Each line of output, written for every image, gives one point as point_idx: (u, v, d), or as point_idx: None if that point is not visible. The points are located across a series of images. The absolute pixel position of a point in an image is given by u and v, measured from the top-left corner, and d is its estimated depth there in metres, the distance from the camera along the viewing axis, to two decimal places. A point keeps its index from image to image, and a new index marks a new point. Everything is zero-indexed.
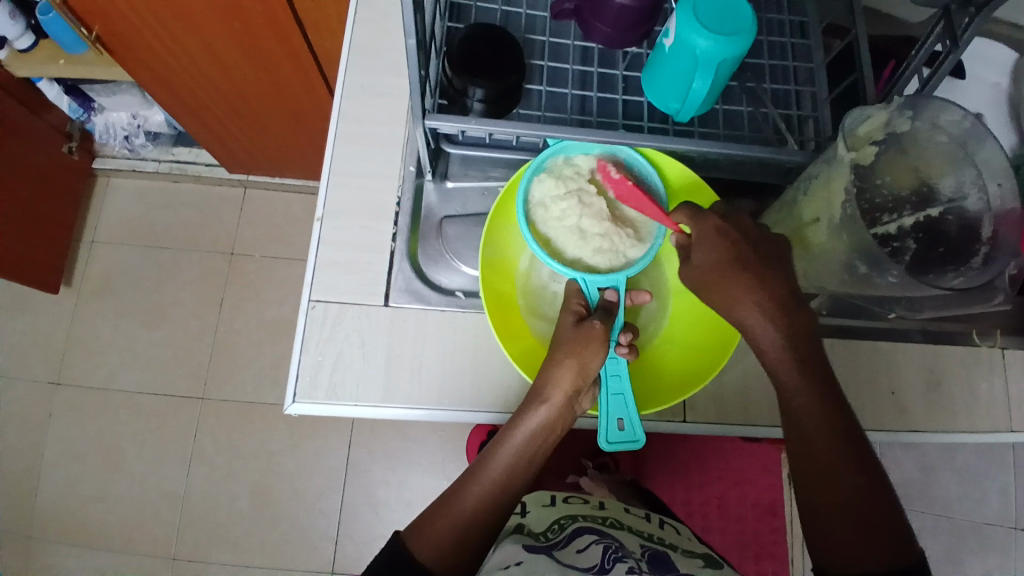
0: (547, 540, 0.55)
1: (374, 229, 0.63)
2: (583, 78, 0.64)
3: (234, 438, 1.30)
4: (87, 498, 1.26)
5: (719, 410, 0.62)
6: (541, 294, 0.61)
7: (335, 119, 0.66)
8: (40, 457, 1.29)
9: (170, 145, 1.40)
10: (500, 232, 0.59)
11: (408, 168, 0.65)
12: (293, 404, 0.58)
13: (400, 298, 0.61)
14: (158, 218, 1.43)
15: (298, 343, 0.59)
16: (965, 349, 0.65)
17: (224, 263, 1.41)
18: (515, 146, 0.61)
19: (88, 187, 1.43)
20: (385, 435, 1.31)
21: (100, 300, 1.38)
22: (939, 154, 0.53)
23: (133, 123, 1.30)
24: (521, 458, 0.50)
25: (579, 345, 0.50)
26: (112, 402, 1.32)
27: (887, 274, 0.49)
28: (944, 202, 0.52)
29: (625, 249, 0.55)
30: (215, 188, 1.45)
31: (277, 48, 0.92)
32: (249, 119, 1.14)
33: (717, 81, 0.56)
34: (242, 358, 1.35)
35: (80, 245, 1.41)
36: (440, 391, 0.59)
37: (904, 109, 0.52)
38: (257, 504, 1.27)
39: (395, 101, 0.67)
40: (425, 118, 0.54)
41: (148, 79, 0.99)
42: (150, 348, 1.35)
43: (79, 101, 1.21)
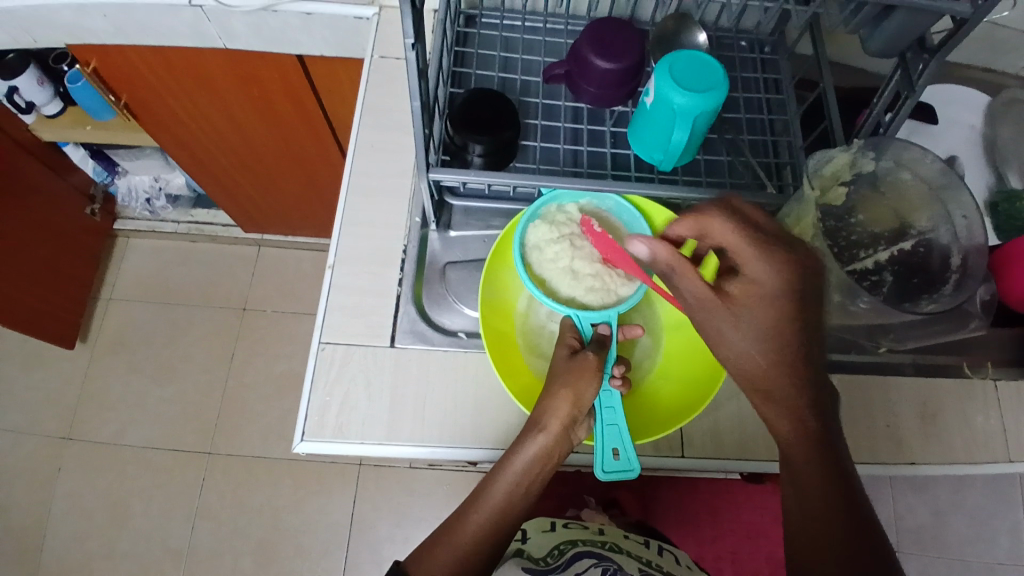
0: (547, 565, 0.57)
1: (381, 275, 0.67)
2: (575, 135, 0.70)
3: (240, 493, 1.30)
4: (90, 557, 1.25)
5: (716, 444, 0.63)
6: (539, 333, 0.64)
7: (347, 176, 0.72)
8: (44, 514, 1.28)
9: (189, 207, 1.48)
10: (499, 275, 0.63)
11: (413, 219, 0.70)
12: (301, 442, 0.60)
13: (405, 339, 0.64)
14: (175, 276, 1.49)
15: (307, 382, 0.62)
16: (957, 381, 0.67)
17: (237, 318, 1.45)
18: (511, 197, 0.68)
19: (108, 248, 1.50)
20: (391, 489, 1.31)
21: (114, 356, 1.41)
22: (910, 193, 0.57)
23: (155, 186, 1.41)
24: (519, 487, 0.52)
25: (574, 376, 0.53)
26: (120, 457, 1.33)
27: (858, 300, 0.52)
28: (915, 236, 0.57)
29: (617, 287, 0.59)
30: (231, 247, 1.52)
31: (293, 115, 1.00)
32: (265, 180, 1.21)
33: (695, 133, 0.61)
34: (251, 411, 1.37)
35: (97, 302, 1.46)
36: (443, 429, 0.61)
37: (866, 149, 0.56)
38: (261, 563, 1.25)
39: (402, 158, 0.73)
40: (429, 171, 0.59)
41: (171, 143, 1.07)
42: (160, 403, 1.38)
43: (103, 165, 1.32)
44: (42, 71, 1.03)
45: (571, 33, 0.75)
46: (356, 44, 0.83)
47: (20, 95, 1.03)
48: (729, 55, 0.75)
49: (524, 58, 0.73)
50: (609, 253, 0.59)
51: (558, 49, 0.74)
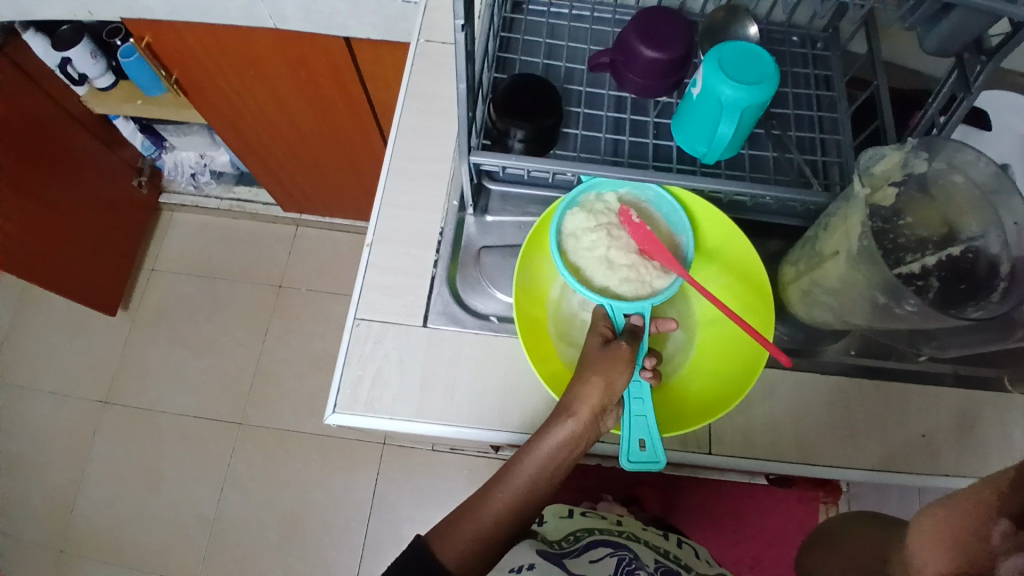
0: (562, 549, 0.57)
1: (417, 257, 0.68)
2: (617, 124, 0.69)
3: (267, 465, 1.34)
4: (124, 515, 1.31)
5: (744, 443, 0.62)
6: (571, 321, 0.64)
7: (388, 158, 0.73)
8: (84, 472, 1.35)
9: (232, 184, 1.53)
10: (534, 260, 0.64)
11: (451, 202, 0.71)
12: (333, 414, 0.61)
13: (438, 320, 0.65)
14: (215, 251, 1.53)
15: (341, 357, 0.63)
16: (998, 394, 0.65)
17: (272, 295, 1.49)
18: (550, 183, 0.68)
19: (154, 221, 1.55)
20: (413, 470, 1.33)
21: (155, 325, 1.47)
22: (961, 197, 0.55)
23: (200, 162, 1.44)
24: (544, 471, 0.52)
25: (605, 365, 0.53)
26: (156, 423, 1.38)
27: (904, 304, 0.50)
28: (965, 241, 0.54)
29: (652, 279, 0.58)
30: (270, 225, 1.55)
31: (337, 98, 1.02)
32: (305, 162, 1.23)
33: (742, 127, 0.60)
34: (281, 386, 1.41)
35: (141, 273, 1.51)
36: (472, 410, 0.62)
37: (919, 150, 0.55)
38: (284, 533, 1.29)
39: (443, 142, 0.74)
40: (470, 154, 0.59)
41: (218, 121, 1.10)
42: (196, 373, 1.42)
43: (152, 140, 1.36)
44: (96, 44, 1.06)
45: (617, 23, 0.74)
46: (402, 28, 0.84)
47: (72, 66, 1.06)
48: (779, 49, 0.73)
49: (570, 46, 0.72)
50: (645, 244, 0.59)
51: (603, 38, 0.73)
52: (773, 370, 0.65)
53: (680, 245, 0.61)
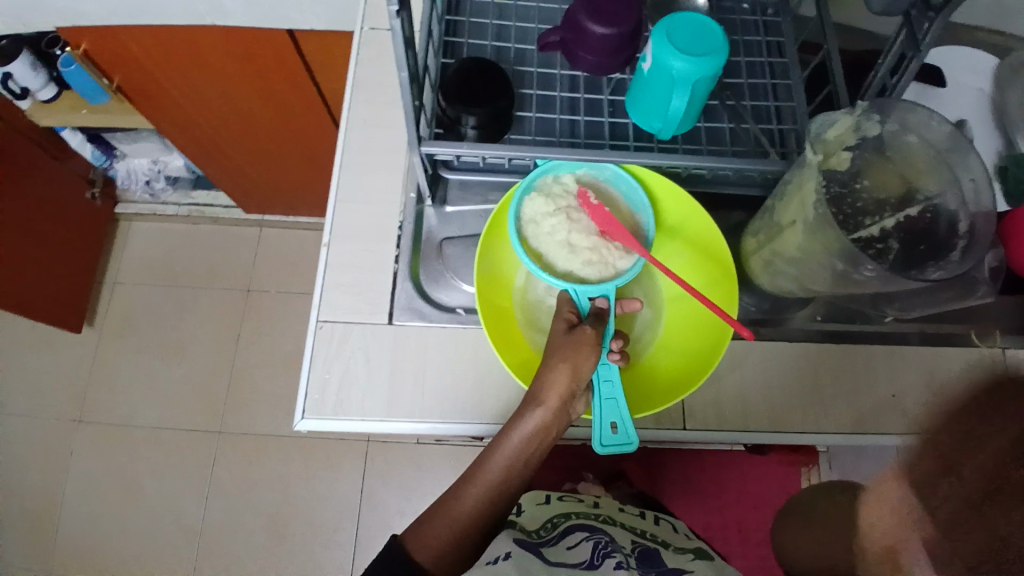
0: (539, 538, 0.56)
1: (378, 252, 0.67)
2: (572, 104, 0.68)
3: (250, 471, 1.32)
4: (106, 534, 1.28)
5: (717, 416, 0.63)
6: (538, 308, 0.63)
7: (341, 152, 0.71)
8: (60, 494, 1.31)
9: (189, 189, 1.47)
10: (495, 249, 0.62)
11: (409, 194, 0.69)
12: (302, 420, 0.60)
13: (403, 316, 0.64)
14: (178, 259, 1.49)
15: (306, 360, 0.62)
16: (964, 350, 0.66)
17: (241, 300, 1.46)
18: (508, 169, 0.66)
19: (111, 232, 1.49)
20: (399, 464, 1.32)
21: (122, 338, 1.42)
22: (918, 156, 0.56)
23: (154, 168, 1.39)
24: (517, 461, 0.52)
25: (571, 350, 0.52)
26: (131, 438, 1.35)
27: (862, 269, 0.50)
28: (923, 201, 0.55)
29: (614, 260, 0.58)
30: (233, 228, 1.51)
31: (289, 93, 0.99)
32: (263, 160, 1.20)
33: (695, 99, 0.59)
34: (259, 391, 1.38)
35: (102, 286, 1.46)
36: (443, 405, 0.61)
37: (871, 113, 0.55)
38: (274, 537, 1.28)
39: (397, 133, 0.72)
40: (421, 145, 0.57)
41: (166, 125, 1.06)
42: (169, 384, 1.39)
43: (101, 149, 1.31)
44: (35, 55, 1.02)
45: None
46: (347, 16, 0.81)
47: (14, 80, 1.02)
48: (731, 18, 0.73)
49: (519, 26, 0.71)
50: (604, 225, 0.58)
51: (553, 16, 0.72)
52: (741, 341, 0.65)
53: (640, 224, 0.61)
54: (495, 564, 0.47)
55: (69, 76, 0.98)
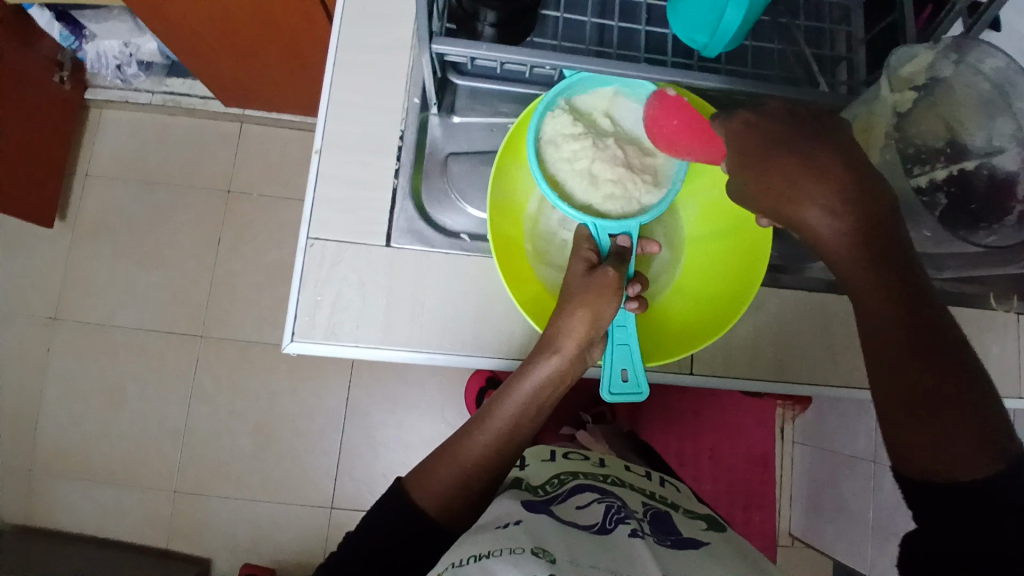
0: (546, 495, 0.48)
1: (377, 165, 0.60)
2: (603, 6, 0.59)
3: (235, 377, 1.31)
4: (89, 432, 1.28)
5: (725, 361, 0.60)
6: (549, 241, 0.59)
7: (334, 44, 0.62)
8: (39, 392, 1.29)
9: (164, 76, 1.33)
10: (509, 171, 0.56)
11: (412, 100, 0.61)
12: (291, 343, 0.56)
13: (401, 239, 0.58)
14: (152, 153, 1.38)
15: (295, 281, 0.57)
16: (981, 311, 0.63)
17: (222, 201, 1.37)
18: (527, 79, 0.59)
19: (81, 118, 1.37)
20: (385, 379, 1.32)
21: (96, 235, 1.35)
22: (977, 105, 0.49)
23: (125, 51, 1.23)
24: (529, 407, 0.51)
25: (591, 294, 0.50)
26: (111, 339, 1.31)
27: (920, 225, 0.51)
28: (979, 156, 0.48)
29: (640, 195, 0.53)
30: (211, 122, 1.40)
31: None
32: (246, 49, 1.06)
33: (752, 11, 0.51)
34: (241, 297, 1.34)
35: (73, 178, 1.36)
36: (442, 335, 0.57)
37: (949, 51, 0.49)
38: (259, 442, 1.28)
39: (400, 26, 0.63)
40: (432, 42, 0.49)
41: (138, 4, 0.91)
42: (148, 286, 1.34)
43: (70, 29, 1.17)
44: None
45: None
46: None
47: None
48: None
49: None
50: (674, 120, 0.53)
51: None
52: (762, 286, 0.62)
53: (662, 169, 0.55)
54: (504, 530, 0.40)
55: None
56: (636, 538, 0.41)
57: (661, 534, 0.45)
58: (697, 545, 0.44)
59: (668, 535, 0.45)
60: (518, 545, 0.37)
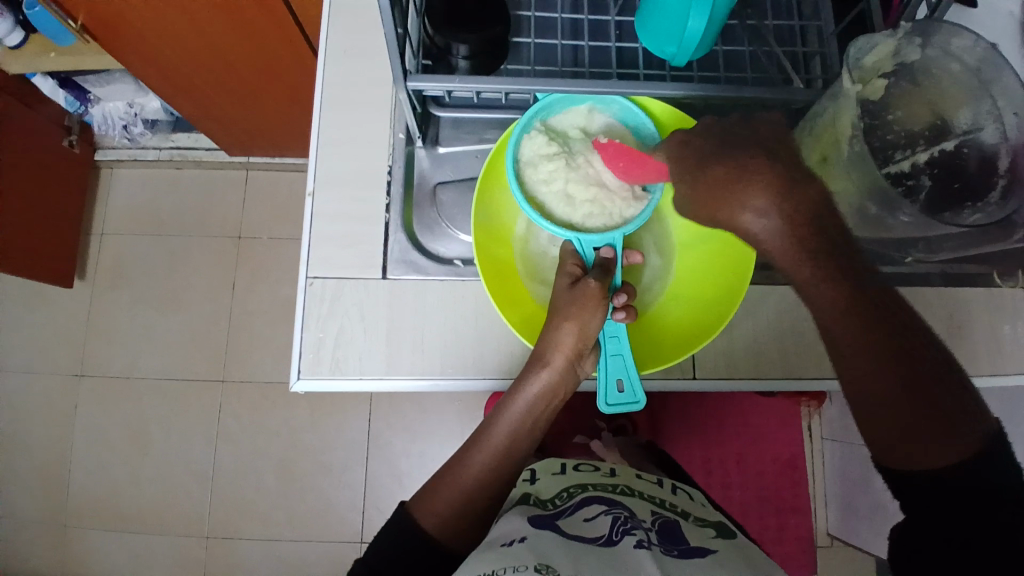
0: (555, 508, 0.48)
1: (369, 200, 0.62)
2: (574, 27, 0.61)
3: (258, 418, 1.33)
4: (119, 483, 1.30)
5: (729, 365, 0.60)
6: (540, 259, 0.60)
7: (320, 87, 0.64)
8: (69, 447, 1.32)
9: (169, 132, 1.38)
10: (493, 195, 0.57)
11: (397, 134, 0.64)
12: (298, 380, 0.57)
13: (397, 270, 0.60)
14: (164, 206, 1.43)
15: (298, 319, 0.59)
16: (985, 290, 0.63)
17: (233, 247, 1.41)
18: (506, 105, 0.61)
19: (93, 179, 1.43)
20: (404, 408, 1.33)
21: (115, 290, 1.39)
22: (952, 85, 0.50)
23: (130, 111, 1.30)
24: (525, 423, 0.52)
25: (576, 307, 0.50)
26: (135, 390, 1.35)
27: (898, 214, 0.48)
28: (959, 136, 0.49)
29: (619, 209, 0.54)
30: (218, 171, 1.44)
31: (270, 32, 0.90)
32: (242, 96, 1.10)
33: (715, 18, 0.52)
34: (259, 339, 1.37)
35: (90, 237, 1.41)
36: (443, 361, 0.58)
37: (913, 36, 0.49)
38: (285, 480, 1.30)
39: (382, 65, 0.65)
40: (408, 80, 0.51)
41: (135, 62, 0.95)
42: (167, 335, 1.37)
43: (74, 94, 1.24)
44: None
45: None
46: None
47: None
48: None
49: None
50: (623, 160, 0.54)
51: None
52: (757, 285, 0.62)
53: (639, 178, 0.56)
54: (508, 548, 0.41)
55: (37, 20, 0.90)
56: (641, 548, 0.41)
57: (668, 543, 0.45)
58: (705, 554, 0.44)
59: (675, 544, 0.45)
60: (522, 563, 0.37)
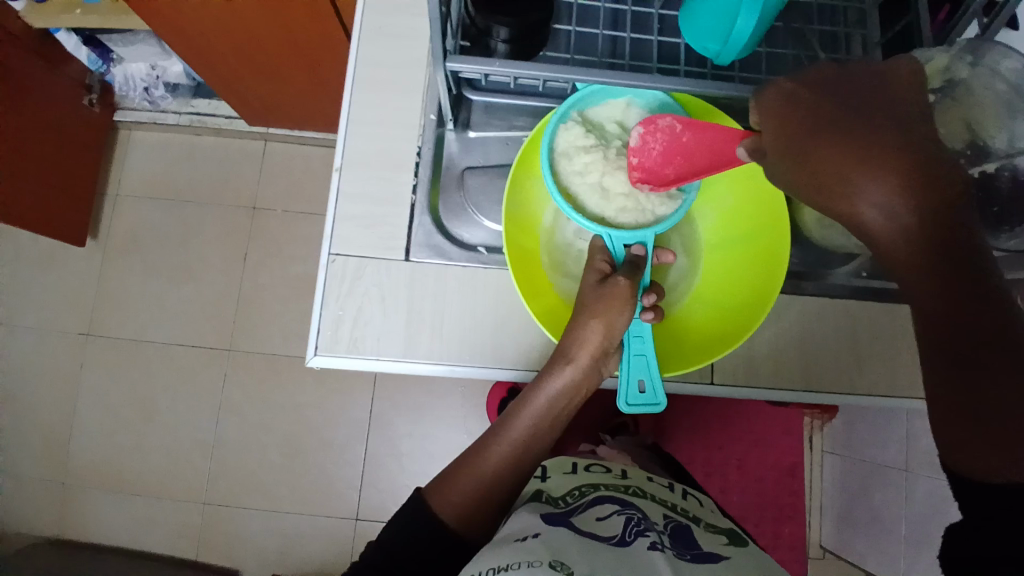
0: (566, 505, 0.48)
1: (395, 182, 0.61)
2: (615, 18, 0.60)
3: (262, 391, 1.33)
4: (122, 445, 1.31)
5: (748, 372, 0.60)
6: (566, 252, 0.59)
7: (353, 63, 0.63)
8: (74, 407, 1.33)
9: (189, 97, 1.37)
10: (524, 184, 0.57)
11: (428, 116, 0.63)
12: (315, 356, 0.57)
13: (421, 253, 0.60)
14: (180, 172, 1.42)
15: (318, 297, 0.58)
16: None
17: (248, 218, 1.41)
18: (541, 92, 0.59)
19: (111, 140, 1.42)
20: (408, 390, 1.33)
21: (127, 253, 1.39)
22: (994, 105, 0.48)
23: (152, 74, 1.27)
24: (545, 417, 0.52)
25: (604, 305, 0.50)
26: (142, 354, 1.35)
27: None
28: (999, 159, 0.47)
29: (653, 206, 0.53)
30: (236, 141, 1.43)
31: (300, 4, 0.88)
32: (266, 68, 1.09)
33: (763, 18, 0.51)
34: (268, 312, 1.37)
35: (105, 198, 1.41)
36: (462, 349, 0.58)
37: (964, 54, 0.49)
38: (285, 454, 1.30)
39: (416, 44, 0.64)
40: (446, 60, 0.50)
41: (161, 26, 0.94)
42: (176, 302, 1.37)
43: (97, 52, 1.22)
44: None
45: None
46: None
47: None
48: None
49: None
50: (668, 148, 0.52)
51: None
52: (783, 293, 0.61)
53: None
54: (522, 543, 0.40)
55: None
56: (655, 550, 0.41)
57: (682, 547, 0.45)
58: (718, 559, 0.44)
59: (688, 548, 0.45)
60: (537, 559, 0.37)
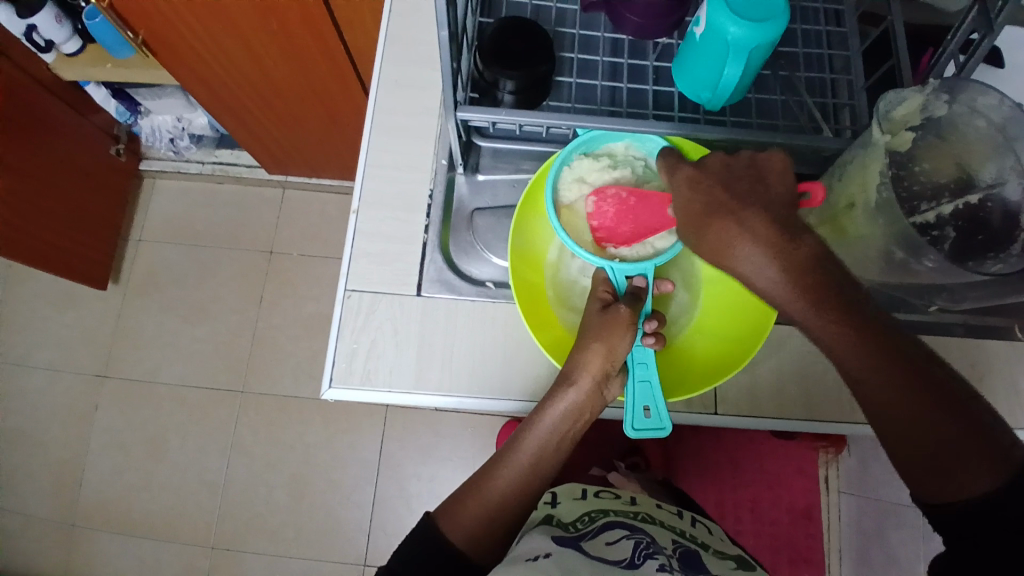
0: (576, 531, 0.50)
1: (408, 221, 0.65)
2: (614, 70, 0.65)
3: (272, 431, 1.34)
4: (131, 486, 1.32)
5: (752, 403, 0.61)
6: (571, 287, 0.62)
7: (370, 113, 0.68)
8: (86, 447, 1.35)
9: (213, 147, 1.44)
10: (530, 222, 0.60)
11: (440, 161, 0.67)
12: (330, 389, 0.59)
13: (432, 288, 0.63)
14: (200, 218, 1.48)
15: (334, 330, 0.61)
16: (1007, 343, 0.63)
17: (264, 262, 1.45)
18: (545, 138, 0.63)
19: (136, 188, 1.49)
20: (416, 430, 1.33)
21: (146, 296, 1.44)
22: (977, 141, 0.52)
23: (178, 126, 1.36)
24: (550, 441, 0.53)
25: (606, 331, 0.53)
26: (156, 394, 1.38)
27: (924, 260, 0.50)
28: (982, 190, 0.51)
29: (654, 240, 0.57)
30: (255, 188, 1.50)
31: (321, 58, 0.95)
32: (285, 117, 1.15)
33: (749, 68, 0.55)
34: (281, 352, 1.39)
35: (127, 244, 1.47)
36: (471, 379, 0.60)
37: (940, 92, 0.50)
38: (294, 495, 1.30)
39: (429, 95, 0.69)
40: (456, 110, 0.54)
41: (186, 76, 1.00)
42: (191, 342, 1.41)
43: (125, 105, 1.29)
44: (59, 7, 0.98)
45: None
46: None
47: (38, 33, 0.99)
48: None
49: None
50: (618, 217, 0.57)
51: None
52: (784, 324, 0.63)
53: None
54: (534, 562, 0.42)
55: (95, 29, 0.95)
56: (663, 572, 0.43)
57: (689, 570, 0.46)
58: None
59: (697, 568, 0.47)
60: None
